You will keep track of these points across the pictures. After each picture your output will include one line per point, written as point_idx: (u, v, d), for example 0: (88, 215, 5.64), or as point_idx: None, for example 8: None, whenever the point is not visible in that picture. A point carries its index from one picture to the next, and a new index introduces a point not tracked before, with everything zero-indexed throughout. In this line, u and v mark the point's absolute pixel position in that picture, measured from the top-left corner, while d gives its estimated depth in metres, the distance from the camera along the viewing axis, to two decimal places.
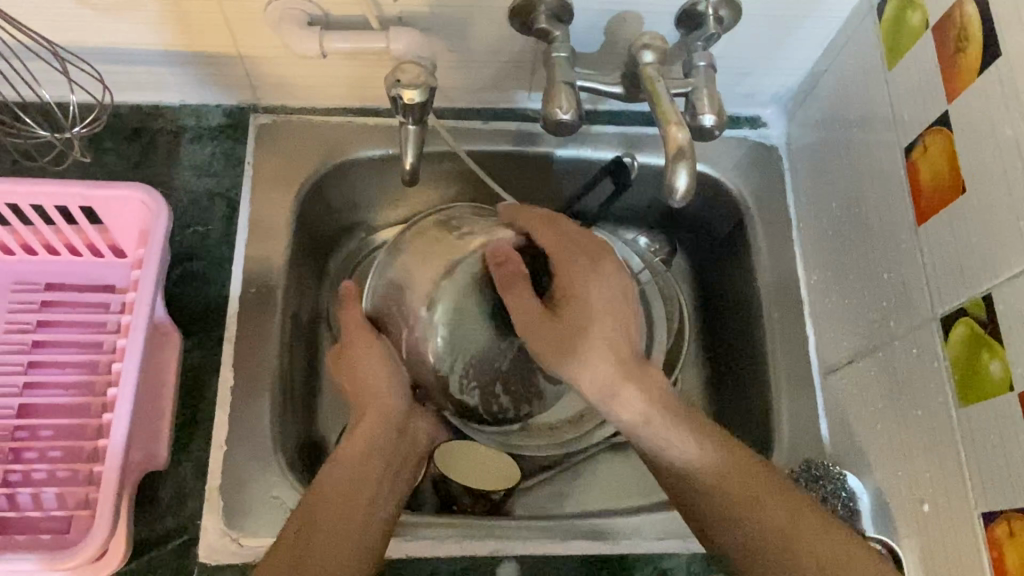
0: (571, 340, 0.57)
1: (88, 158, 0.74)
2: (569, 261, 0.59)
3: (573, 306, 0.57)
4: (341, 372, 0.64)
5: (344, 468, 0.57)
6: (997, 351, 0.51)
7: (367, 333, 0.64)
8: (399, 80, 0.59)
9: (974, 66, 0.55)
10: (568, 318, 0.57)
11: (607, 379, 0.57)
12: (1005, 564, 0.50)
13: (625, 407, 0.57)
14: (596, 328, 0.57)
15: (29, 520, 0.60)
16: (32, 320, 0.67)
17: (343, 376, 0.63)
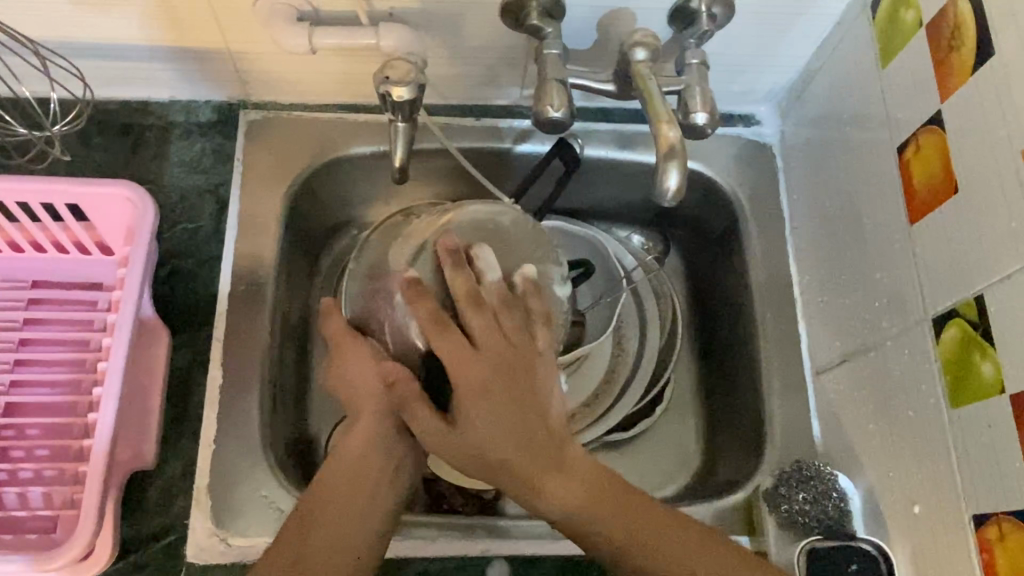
0: (473, 463, 0.52)
1: (71, 155, 0.74)
2: (470, 373, 0.52)
3: (467, 423, 0.52)
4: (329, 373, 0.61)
5: (340, 468, 0.56)
6: (989, 352, 0.51)
7: (354, 337, 0.61)
8: (388, 77, 0.58)
9: (967, 65, 0.54)
10: (465, 429, 0.52)
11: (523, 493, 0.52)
12: (996, 566, 0.50)
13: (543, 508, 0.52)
14: (493, 454, 0.52)
15: (15, 519, 0.60)
16: (19, 318, 0.66)
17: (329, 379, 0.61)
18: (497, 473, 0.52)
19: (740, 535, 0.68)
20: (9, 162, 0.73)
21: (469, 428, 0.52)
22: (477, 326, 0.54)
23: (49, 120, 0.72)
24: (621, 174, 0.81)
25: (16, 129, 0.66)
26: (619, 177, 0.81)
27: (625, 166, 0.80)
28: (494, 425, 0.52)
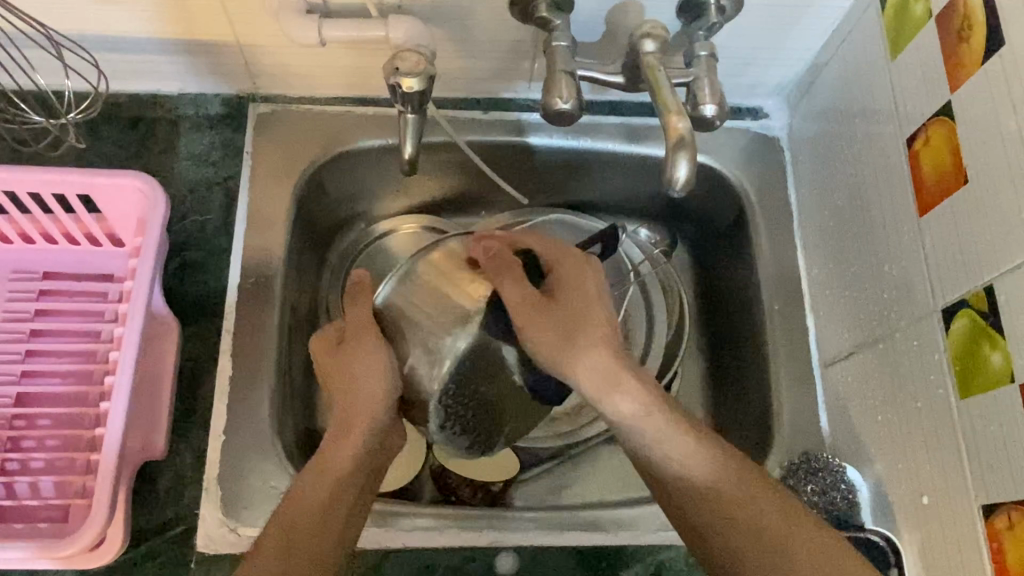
0: (556, 328, 0.56)
1: (84, 144, 0.74)
2: (570, 253, 0.59)
3: (562, 287, 0.57)
4: (331, 346, 0.62)
5: (324, 471, 0.55)
6: (998, 342, 0.51)
7: (373, 334, 0.61)
8: (398, 68, 0.59)
9: (977, 56, 0.54)
10: (564, 300, 0.57)
11: (602, 379, 0.56)
12: (1005, 556, 0.50)
13: (615, 404, 0.56)
14: (581, 317, 0.57)
15: (26, 508, 0.60)
16: (30, 309, 0.67)
17: (326, 348, 0.62)
18: (576, 348, 0.56)
19: None
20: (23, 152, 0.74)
21: (563, 292, 0.57)
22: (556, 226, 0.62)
23: (63, 109, 0.72)
24: (629, 167, 0.81)
25: (32, 117, 0.66)
26: (627, 170, 0.81)
27: (633, 158, 0.80)
28: (588, 304, 0.57)
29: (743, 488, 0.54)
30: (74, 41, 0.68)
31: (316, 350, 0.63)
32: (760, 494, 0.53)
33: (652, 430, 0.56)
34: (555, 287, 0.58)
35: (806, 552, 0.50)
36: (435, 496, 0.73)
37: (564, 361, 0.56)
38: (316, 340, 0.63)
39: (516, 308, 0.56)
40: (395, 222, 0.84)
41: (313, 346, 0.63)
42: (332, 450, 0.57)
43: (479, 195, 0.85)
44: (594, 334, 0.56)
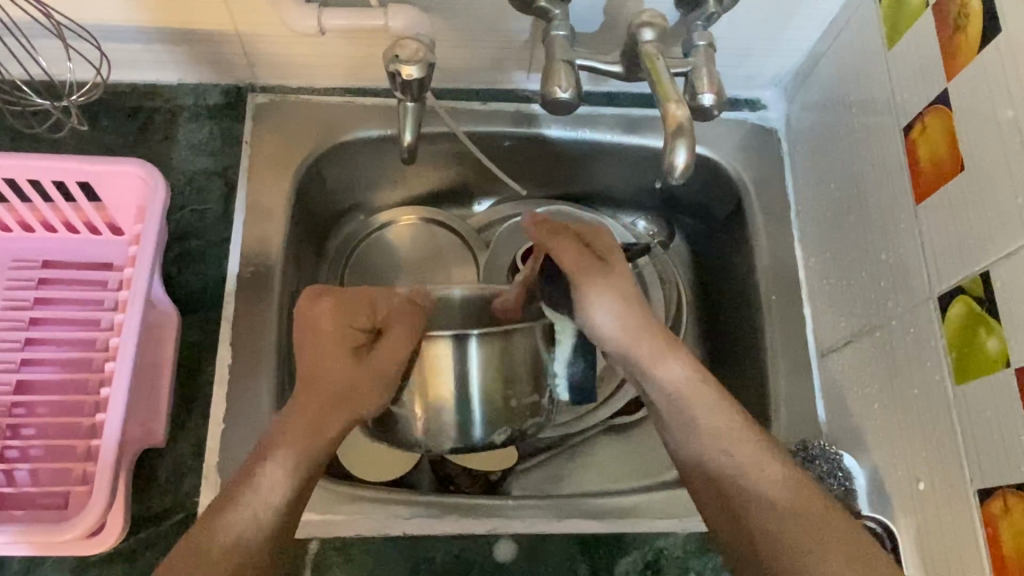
0: (611, 287, 0.59)
1: (86, 127, 0.74)
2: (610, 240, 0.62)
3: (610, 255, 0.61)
4: (344, 332, 0.59)
5: (302, 448, 0.54)
6: (994, 328, 0.52)
7: (393, 367, 0.59)
8: (398, 55, 0.59)
9: (974, 44, 0.55)
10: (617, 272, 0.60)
11: (652, 349, 0.59)
12: (1000, 540, 0.50)
13: (668, 368, 0.59)
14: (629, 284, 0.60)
15: (26, 495, 0.60)
16: (30, 297, 0.67)
17: (341, 330, 0.59)
18: (631, 312, 0.59)
19: None
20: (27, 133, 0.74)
21: (615, 259, 0.61)
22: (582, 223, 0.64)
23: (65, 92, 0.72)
24: (628, 158, 0.81)
25: (33, 100, 0.66)
26: (627, 161, 0.82)
27: (632, 149, 0.80)
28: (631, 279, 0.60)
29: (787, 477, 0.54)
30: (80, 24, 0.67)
31: (318, 320, 0.58)
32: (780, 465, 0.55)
33: (698, 397, 0.58)
34: (603, 254, 0.61)
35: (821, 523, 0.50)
36: (433, 485, 0.74)
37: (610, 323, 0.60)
38: (310, 303, 0.59)
39: (574, 268, 0.59)
40: (394, 213, 0.84)
41: (315, 315, 0.58)
42: (300, 439, 0.54)
43: (477, 185, 0.85)
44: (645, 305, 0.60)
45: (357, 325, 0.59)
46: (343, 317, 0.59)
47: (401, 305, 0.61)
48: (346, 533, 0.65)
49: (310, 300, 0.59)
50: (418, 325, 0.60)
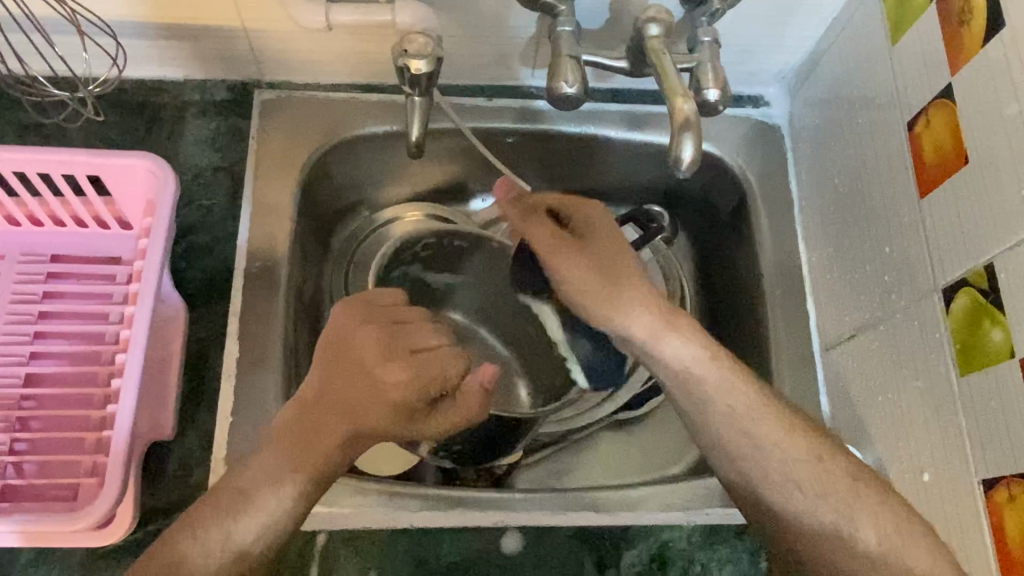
0: (611, 281, 0.58)
1: (104, 117, 0.75)
2: (599, 221, 0.62)
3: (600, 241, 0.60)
4: (403, 402, 0.55)
5: (304, 465, 0.52)
6: (998, 319, 0.52)
7: (432, 413, 0.58)
8: (406, 50, 0.59)
9: (978, 38, 0.55)
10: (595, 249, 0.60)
11: (652, 327, 0.58)
12: (1005, 529, 0.51)
13: (673, 351, 0.58)
14: (628, 268, 0.59)
15: (35, 487, 0.60)
16: (39, 291, 0.67)
17: (400, 399, 0.55)
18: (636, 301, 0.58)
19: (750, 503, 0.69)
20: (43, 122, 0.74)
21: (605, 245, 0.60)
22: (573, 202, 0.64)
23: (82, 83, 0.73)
24: (632, 154, 0.82)
25: (52, 91, 0.66)
26: (631, 157, 0.82)
27: (636, 145, 0.81)
28: (611, 254, 0.60)
29: (815, 463, 0.56)
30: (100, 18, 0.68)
31: (383, 382, 0.55)
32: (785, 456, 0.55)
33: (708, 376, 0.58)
34: (583, 232, 0.62)
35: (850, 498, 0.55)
36: (438, 477, 0.74)
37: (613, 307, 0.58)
38: (371, 355, 0.56)
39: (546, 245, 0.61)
40: (400, 209, 0.84)
41: (378, 374, 0.55)
42: (300, 458, 0.53)
43: (482, 182, 0.85)
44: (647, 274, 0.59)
45: (417, 400, 0.56)
46: (411, 387, 0.56)
47: (470, 391, 0.58)
48: (354, 525, 0.65)
49: (370, 352, 0.57)
50: (477, 410, 0.59)
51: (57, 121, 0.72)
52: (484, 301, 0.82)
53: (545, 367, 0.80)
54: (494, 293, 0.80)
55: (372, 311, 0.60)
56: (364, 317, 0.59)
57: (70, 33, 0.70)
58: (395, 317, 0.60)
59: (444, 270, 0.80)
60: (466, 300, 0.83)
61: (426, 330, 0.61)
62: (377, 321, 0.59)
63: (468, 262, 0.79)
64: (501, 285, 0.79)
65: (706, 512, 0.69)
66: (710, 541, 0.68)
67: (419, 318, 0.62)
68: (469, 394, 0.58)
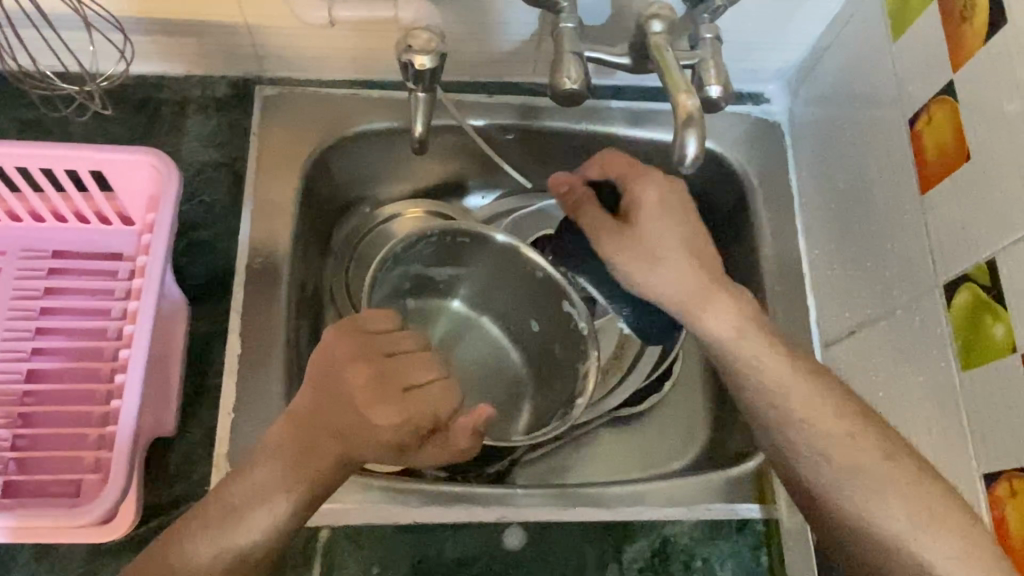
0: (647, 255, 0.62)
1: (111, 112, 0.74)
2: (646, 198, 0.64)
3: (643, 212, 0.64)
4: (393, 440, 0.54)
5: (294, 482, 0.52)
6: (1000, 314, 0.52)
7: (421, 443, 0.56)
8: (411, 46, 0.59)
9: (980, 35, 0.55)
10: (640, 228, 0.63)
11: (685, 304, 0.61)
12: (1006, 524, 0.51)
13: (710, 321, 0.61)
14: (670, 239, 0.62)
15: (37, 483, 0.60)
16: (40, 287, 0.67)
17: (389, 437, 0.54)
18: (668, 267, 0.62)
19: (751, 503, 0.69)
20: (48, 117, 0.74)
21: (645, 216, 0.63)
22: (635, 176, 0.65)
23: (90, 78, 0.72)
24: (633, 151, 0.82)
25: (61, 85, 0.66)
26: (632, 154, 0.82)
27: (637, 142, 0.81)
28: (662, 235, 0.62)
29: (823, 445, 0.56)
30: (110, 11, 0.67)
31: (370, 422, 0.54)
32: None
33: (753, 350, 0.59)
34: (633, 208, 0.64)
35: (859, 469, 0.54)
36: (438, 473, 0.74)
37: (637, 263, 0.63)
38: (360, 390, 0.54)
39: (593, 223, 0.66)
40: (399, 207, 0.84)
41: (366, 413, 0.54)
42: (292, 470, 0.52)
43: (483, 178, 0.86)
44: (684, 229, 0.63)
45: (406, 440, 0.55)
46: (401, 427, 0.54)
47: (460, 433, 0.56)
48: (355, 521, 0.65)
49: (358, 388, 0.55)
50: (467, 449, 0.57)
51: (65, 115, 0.72)
52: (500, 301, 0.81)
53: (559, 382, 0.79)
54: (516, 291, 0.79)
55: (365, 342, 0.57)
56: (355, 348, 0.56)
57: (76, 26, 0.69)
58: (387, 348, 0.58)
59: (449, 264, 0.79)
60: (478, 291, 0.81)
61: (420, 363, 0.58)
62: (368, 354, 0.56)
63: (475, 255, 0.77)
64: (507, 282, 0.79)
65: (709, 507, 0.69)
66: (711, 536, 0.69)
67: (414, 346, 0.59)
68: (459, 435, 0.56)
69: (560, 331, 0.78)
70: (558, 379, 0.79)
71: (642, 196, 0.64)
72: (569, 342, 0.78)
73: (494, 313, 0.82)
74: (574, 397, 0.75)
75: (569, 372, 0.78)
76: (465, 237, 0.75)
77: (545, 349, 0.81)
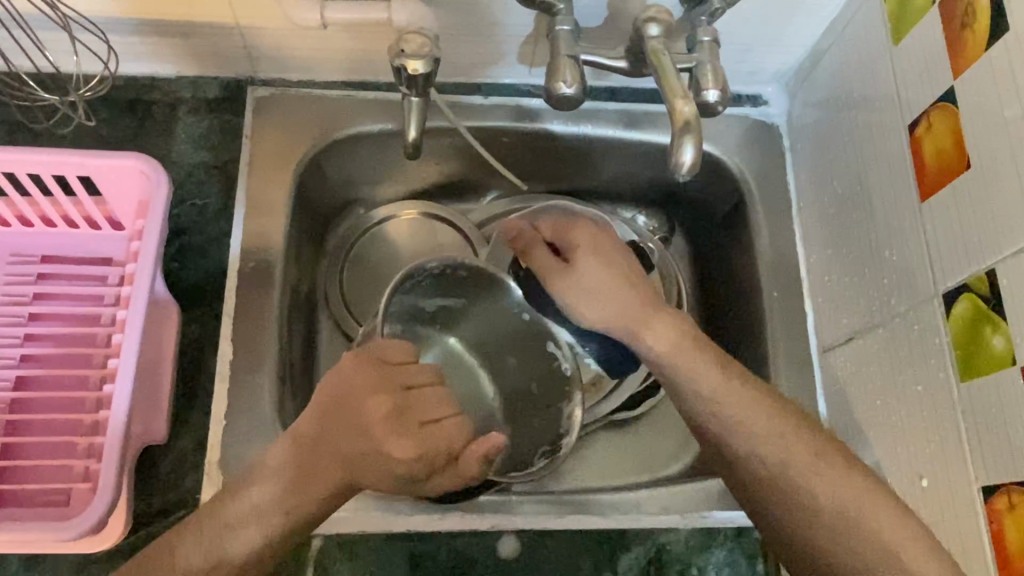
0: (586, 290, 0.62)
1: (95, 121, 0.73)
2: (586, 237, 0.64)
3: (584, 250, 0.63)
4: (404, 474, 0.52)
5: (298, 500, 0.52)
6: (1000, 326, 0.52)
7: (434, 470, 0.53)
8: (404, 50, 0.58)
9: (981, 41, 0.55)
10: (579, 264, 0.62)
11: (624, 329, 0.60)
12: (1005, 538, 0.50)
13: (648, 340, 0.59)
14: (619, 277, 0.61)
15: (26, 493, 0.60)
16: (29, 293, 0.66)
17: (406, 470, 0.52)
18: (604, 299, 0.61)
19: (744, 511, 0.68)
20: (36, 124, 0.73)
21: (582, 255, 0.62)
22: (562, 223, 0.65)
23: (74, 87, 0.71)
24: (629, 154, 0.81)
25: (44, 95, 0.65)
26: (628, 157, 0.82)
27: (633, 145, 0.80)
28: (600, 272, 0.62)
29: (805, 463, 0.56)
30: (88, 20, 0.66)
31: (388, 454, 0.52)
32: (782, 462, 0.55)
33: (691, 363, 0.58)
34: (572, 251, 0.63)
35: (838, 480, 0.55)
36: None
37: (581, 300, 0.62)
38: (380, 421, 0.52)
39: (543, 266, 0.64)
40: (395, 208, 0.83)
41: (383, 444, 0.52)
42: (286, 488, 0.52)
43: (478, 181, 0.85)
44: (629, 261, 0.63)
45: (424, 472, 0.53)
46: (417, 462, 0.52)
47: (472, 462, 0.54)
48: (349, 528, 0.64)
49: (379, 418, 0.53)
50: (477, 475, 0.55)
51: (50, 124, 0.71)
52: (492, 340, 0.73)
53: (541, 419, 0.71)
54: (508, 328, 0.72)
55: (382, 369, 0.55)
56: (375, 377, 0.55)
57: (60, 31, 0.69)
58: (405, 381, 0.56)
59: (443, 293, 0.71)
60: (473, 329, 0.74)
61: (431, 399, 0.56)
62: (388, 384, 0.55)
63: (478, 287, 0.70)
64: (503, 318, 0.72)
65: (703, 515, 0.68)
66: (707, 544, 0.68)
67: (428, 378, 0.57)
68: (472, 464, 0.54)
69: (545, 370, 0.71)
70: (539, 417, 0.71)
71: (579, 236, 0.64)
72: (552, 380, 0.71)
73: (484, 353, 0.74)
74: (562, 432, 0.69)
75: (551, 409, 0.71)
76: (467, 270, 0.68)
77: (525, 389, 0.72)
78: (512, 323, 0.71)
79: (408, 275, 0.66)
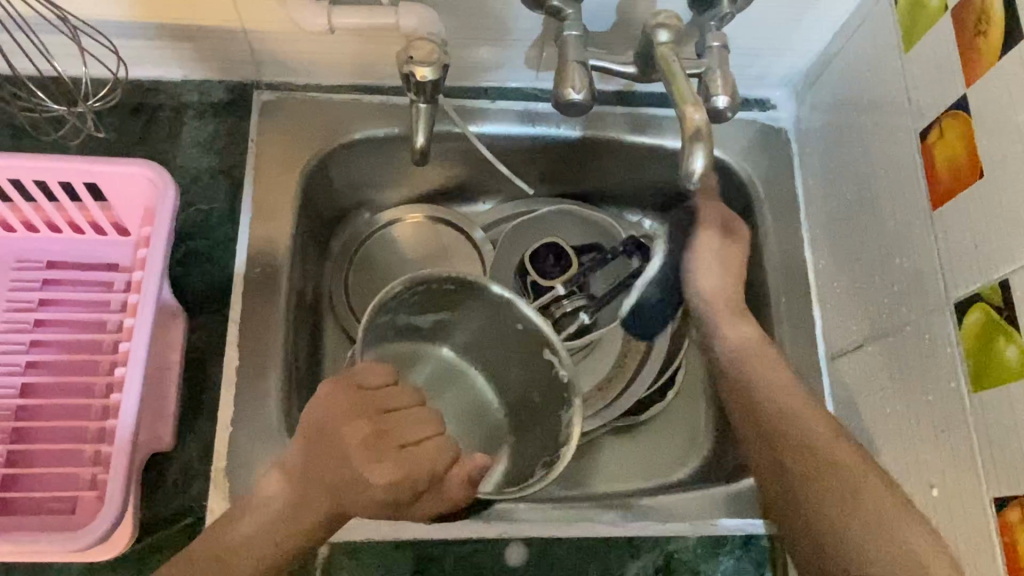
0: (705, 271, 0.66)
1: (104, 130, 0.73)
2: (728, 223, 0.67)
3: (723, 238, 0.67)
4: (388, 499, 0.52)
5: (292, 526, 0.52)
6: (1013, 336, 0.51)
7: (416, 495, 0.53)
8: (412, 57, 0.58)
9: (995, 49, 0.54)
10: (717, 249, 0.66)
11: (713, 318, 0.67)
12: (1017, 551, 0.50)
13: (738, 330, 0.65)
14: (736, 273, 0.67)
15: (31, 500, 0.59)
16: (34, 299, 0.66)
17: (388, 496, 0.52)
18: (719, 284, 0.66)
19: (753, 518, 0.69)
20: (43, 132, 0.73)
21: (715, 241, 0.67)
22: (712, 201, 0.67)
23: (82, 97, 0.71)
24: (637, 158, 0.81)
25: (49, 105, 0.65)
26: (636, 161, 0.81)
27: (641, 149, 0.79)
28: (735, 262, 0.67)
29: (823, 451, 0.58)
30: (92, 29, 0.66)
31: (370, 481, 0.52)
32: None
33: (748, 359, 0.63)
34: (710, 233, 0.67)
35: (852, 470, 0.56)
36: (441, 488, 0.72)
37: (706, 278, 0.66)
38: (358, 449, 0.52)
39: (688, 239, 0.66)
40: (398, 211, 0.83)
41: (365, 471, 0.52)
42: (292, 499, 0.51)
43: (485, 184, 0.84)
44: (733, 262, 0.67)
45: (407, 496, 0.53)
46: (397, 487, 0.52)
47: (454, 484, 0.55)
48: (354, 536, 0.64)
49: (357, 445, 0.52)
50: (462, 497, 0.56)
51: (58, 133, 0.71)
52: (489, 350, 0.73)
53: (542, 430, 0.70)
54: (502, 340, 0.71)
55: (358, 397, 0.55)
56: (354, 403, 0.54)
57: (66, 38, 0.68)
58: (384, 406, 0.56)
59: (434, 309, 0.71)
60: (469, 340, 0.74)
61: (417, 419, 0.57)
62: (366, 410, 0.54)
63: (468, 302, 0.70)
64: (496, 330, 0.71)
65: (712, 522, 0.69)
66: (715, 552, 0.68)
67: (410, 401, 0.58)
68: (454, 486, 0.55)
69: (543, 381, 0.70)
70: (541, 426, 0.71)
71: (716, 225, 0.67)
72: (548, 391, 0.70)
73: (483, 363, 0.75)
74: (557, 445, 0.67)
75: (550, 419, 0.70)
76: (452, 286, 0.68)
77: (525, 398, 0.73)
78: (505, 336, 0.71)
79: (391, 299, 0.66)
